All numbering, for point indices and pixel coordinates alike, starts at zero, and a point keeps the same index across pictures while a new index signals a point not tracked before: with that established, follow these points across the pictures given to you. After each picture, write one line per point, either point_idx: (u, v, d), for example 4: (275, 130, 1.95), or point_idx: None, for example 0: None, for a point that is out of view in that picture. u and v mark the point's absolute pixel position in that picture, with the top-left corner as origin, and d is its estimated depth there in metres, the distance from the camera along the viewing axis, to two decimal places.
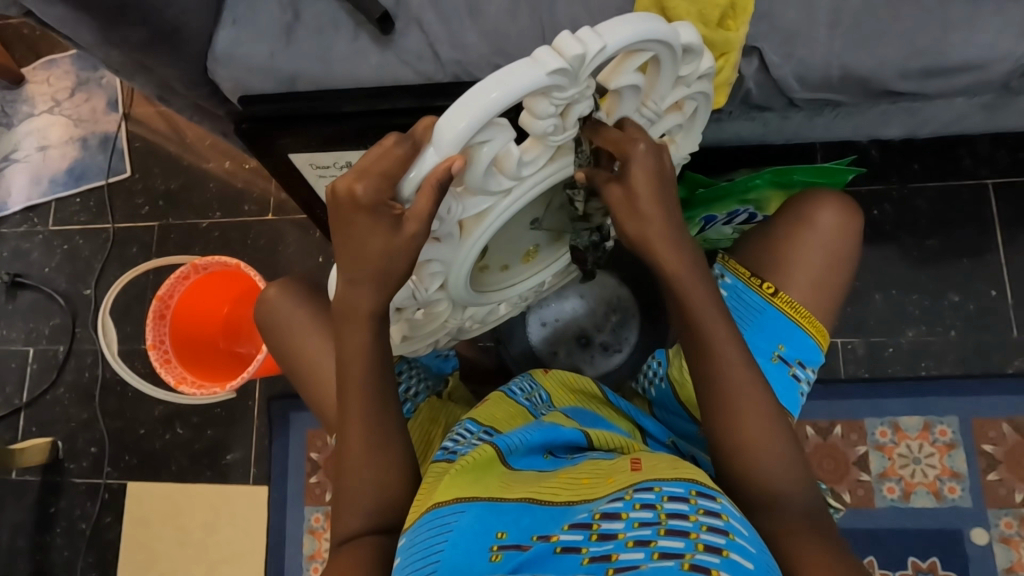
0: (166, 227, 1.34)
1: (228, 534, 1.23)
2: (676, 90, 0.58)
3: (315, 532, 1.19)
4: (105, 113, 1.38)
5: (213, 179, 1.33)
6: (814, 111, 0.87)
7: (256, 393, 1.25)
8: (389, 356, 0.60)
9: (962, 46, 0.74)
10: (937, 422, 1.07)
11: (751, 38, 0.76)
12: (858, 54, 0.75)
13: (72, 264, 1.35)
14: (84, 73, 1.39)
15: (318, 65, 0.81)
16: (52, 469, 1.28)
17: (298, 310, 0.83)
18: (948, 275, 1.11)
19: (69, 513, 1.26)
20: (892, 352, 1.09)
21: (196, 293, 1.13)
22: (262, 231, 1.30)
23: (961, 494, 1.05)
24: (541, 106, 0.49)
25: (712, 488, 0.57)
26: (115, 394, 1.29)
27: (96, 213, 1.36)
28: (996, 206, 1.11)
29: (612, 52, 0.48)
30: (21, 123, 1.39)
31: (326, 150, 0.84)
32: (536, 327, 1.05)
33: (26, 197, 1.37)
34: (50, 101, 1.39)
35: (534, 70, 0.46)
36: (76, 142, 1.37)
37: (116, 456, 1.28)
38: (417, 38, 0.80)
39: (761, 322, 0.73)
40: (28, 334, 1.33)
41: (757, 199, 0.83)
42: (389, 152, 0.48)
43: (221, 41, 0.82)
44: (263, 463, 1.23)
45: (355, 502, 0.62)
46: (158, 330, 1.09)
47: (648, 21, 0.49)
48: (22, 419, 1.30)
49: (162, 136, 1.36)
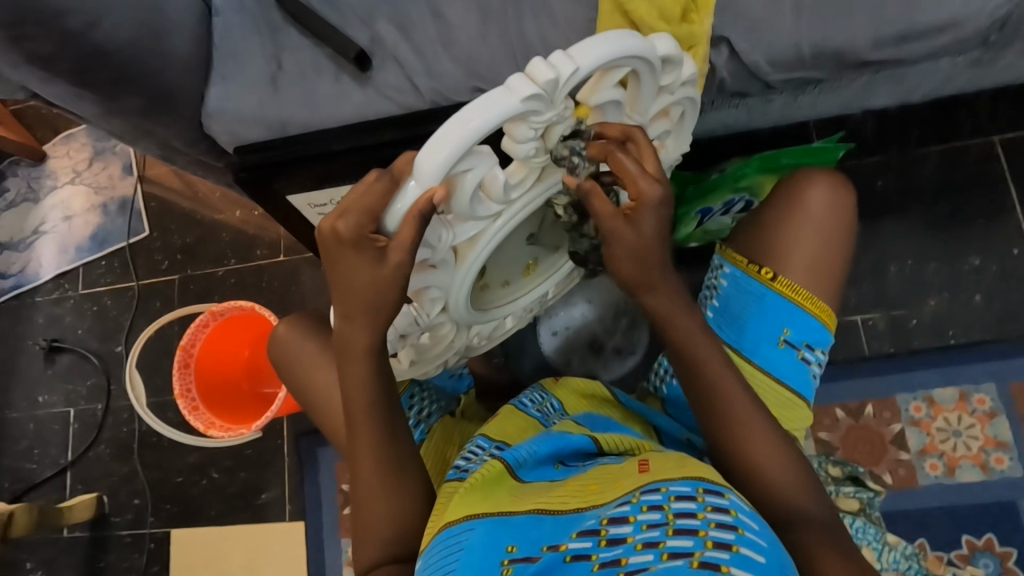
0: (186, 280, 1.39)
1: (270, 573, 1.24)
2: (660, 99, 0.58)
3: (353, 564, 1.20)
4: (121, 178, 1.45)
5: (225, 228, 1.39)
6: (795, 91, 0.86)
7: (284, 431, 1.28)
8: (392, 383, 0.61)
9: (933, 7, 0.73)
10: (974, 392, 1.03)
11: (719, 28, 0.77)
12: (827, 30, 0.75)
13: (102, 324, 1.41)
14: (99, 143, 1.47)
15: (305, 110, 0.84)
16: (99, 523, 1.32)
17: (309, 346, 0.85)
18: (965, 239, 1.07)
19: (119, 565, 1.30)
20: (915, 324, 1.06)
21: (216, 340, 1.17)
22: (275, 272, 1.35)
23: (1009, 464, 1.00)
24: (520, 130, 0.49)
25: (720, 485, 0.57)
26: (152, 445, 1.34)
27: (120, 273, 1.42)
28: (1005, 162, 1.08)
29: (586, 72, 0.48)
30: (46, 197, 1.48)
31: (321, 189, 0.88)
32: (548, 337, 1.06)
33: (55, 266, 1.44)
34: (70, 173, 1.47)
35: (507, 97, 0.46)
36: (97, 209, 1.45)
37: (157, 505, 1.31)
38: (394, 71, 0.83)
39: (763, 309, 0.73)
40: (67, 395, 1.39)
41: (750, 186, 0.85)
42: (371, 188, 0.50)
43: (213, 98, 0.87)
44: (297, 499, 1.25)
45: (374, 531, 0.62)
46: (184, 379, 1.13)
47: (622, 38, 0.49)
48: (69, 477, 1.36)
49: (175, 193, 1.43)
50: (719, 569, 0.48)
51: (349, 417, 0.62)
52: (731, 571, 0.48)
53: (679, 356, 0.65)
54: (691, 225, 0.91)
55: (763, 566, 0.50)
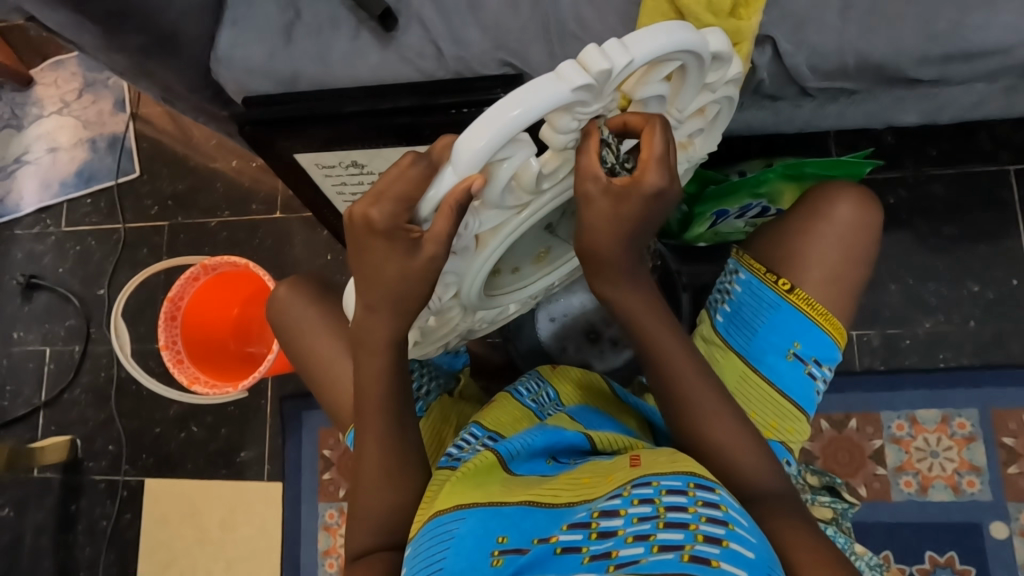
0: (176, 228, 1.35)
1: (245, 530, 1.24)
2: (701, 97, 0.55)
3: (329, 528, 1.20)
4: (112, 114, 1.38)
5: (220, 178, 1.33)
6: (828, 100, 0.84)
7: (267, 393, 1.26)
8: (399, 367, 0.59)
9: (982, 28, 0.71)
10: (956, 415, 1.05)
11: (763, 27, 0.74)
12: (874, 41, 0.73)
13: (85, 265, 1.36)
14: (90, 75, 1.40)
15: (320, 66, 0.80)
16: (72, 467, 1.30)
17: (306, 312, 0.83)
18: (968, 265, 1.08)
19: (90, 510, 1.29)
20: (909, 344, 1.07)
21: (205, 294, 1.14)
22: (270, 229, 1.30)
23: (980, 487, 1.03)
24: (562, 120, 0.47)
25: (710, 480, 0.56)
26: (130, 394, 1.31)
27: (107, 215, 1.37)
28: (1017, 191, 1.08)
29: (639, 65, 0.46)
30: (30, 126, 1.40)
31: (331, 150, 0.84)
32: (545, 322, 1.04)
33: (38, 199, 1.38)
34: (58, 103, 1.40)
35: (557, 86, 0.44)
36: (85, 144, 1.38)
37: (133, 454, 1.30)
38: (418, 34, 0.79)
39: (776, 319, 0.72)
40: (44, 335, 1.35)
41: (770, 193, 0.83)
42: (405, 174, 0.47)
43: (223, 43, 0.82)
44: (276, 460, 1.24)
45: (365, 516, 0.62)
46: (170, 331, 1.10)
47: (678, 31, 0.46)
48: (42, 418, 1.33)
49: (169, 136, 1.36)
50: (709, 564, 0.48)
51: (355, 403, 0.61)
52: (721, 566, 0.48)
53: (684, 360, 0.64)
54: (705, 225, 0.90)
55: (753, 562, 0.49)
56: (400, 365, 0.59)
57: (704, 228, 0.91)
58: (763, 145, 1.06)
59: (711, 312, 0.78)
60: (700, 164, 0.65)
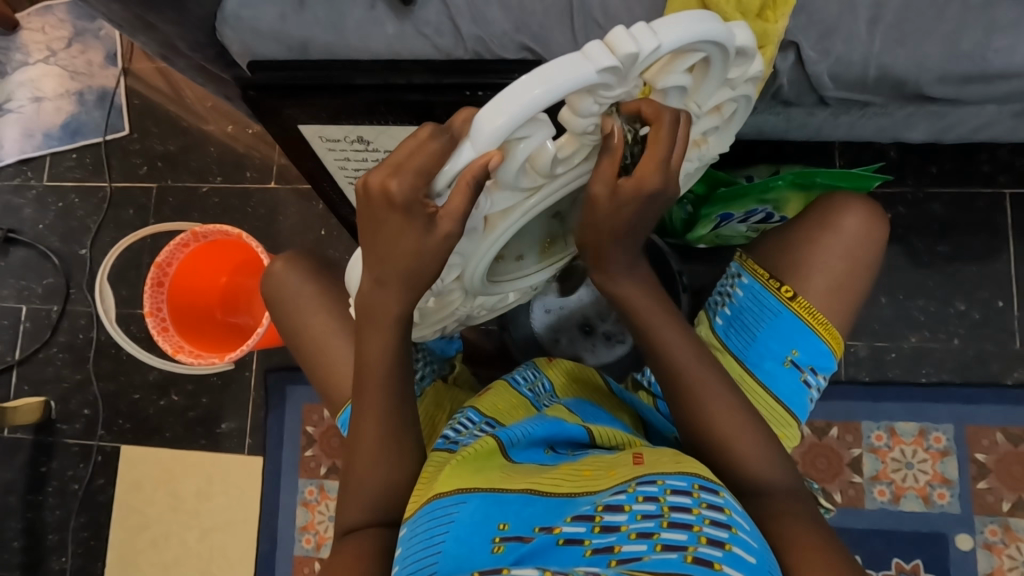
0: (165, 191, 1.30)
1: (222, 501, 1.23)
2: (721, 92, 0.54)
3: (308, 505, 1.19)
4: (102, 67, 1.32)
5: (214, 142, 1.29)
6: (843, 110, 0.84)
7: (253, 364, 1.24)
8: (405, 351, 0.58)
9: (1003, 51, 0.72)
10: (933, 429, 1.07)
11: (789, 32, 0.73)
12: (897, 55, 0.73)
13: (67, 222, 1.31)
14: (80, 23, 1.33)
15: (334, 34, 0.77)
16: (44, 428, 1.27)
17: (303, 286, 0.82)
18: (957, 283, 1.10)
19: (62, 473, 1.26)
20: (894, 357, 1.09)
21: (194, 261, 1.11)
22: (263, 199, 1.27)
23: (949, 500, 1.06)
24: (583, 103, 0.46)
25: (715, 483, 0.57)
26: (110, 358, 1.28)
27: (92, 171, 1.32)
28: (1011, 214, 1.10)
29: (665, 52, 0.45)
30: (15, 72, 1.34)
31: (337, 124, 0.82)
32: (540, 313, 1.04)
33: (19, 150, 1.33)
34: (45, 50, 1.33)
35: (583, 65, 0.42)
36: (72, 96, 1.32)
37: (110, 419, 1.27)
38: (437, 8, 0.77)
39: (777, 324, 0.73)
40: (20, 292, 1.31)
41: (777, 200, 0.83)
42: (423, 147, 0.45)
43: (231, 1, 0.78)
44: (258, 434, 1.23)
45: (359, 493, 0.62)
46: (156, 297, 1.06)
47: (705, 21, 0.45)
48: (15, 376, 1.29)
49: (162, 95, 1.31)
50: (712, 566, 0.49)
51: (359, 380, 0.60)
52: (724, 568, 0.49)
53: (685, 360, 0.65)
54: (708, 227, 0.90)
55: (754, 566, 0.50)
56: (405, 346, 0.58)
57: (708, 230, 0.91)
58: (769, 151, 1.06)
59: (710, 313, 0.77)
60: (711, 164, 0.65)
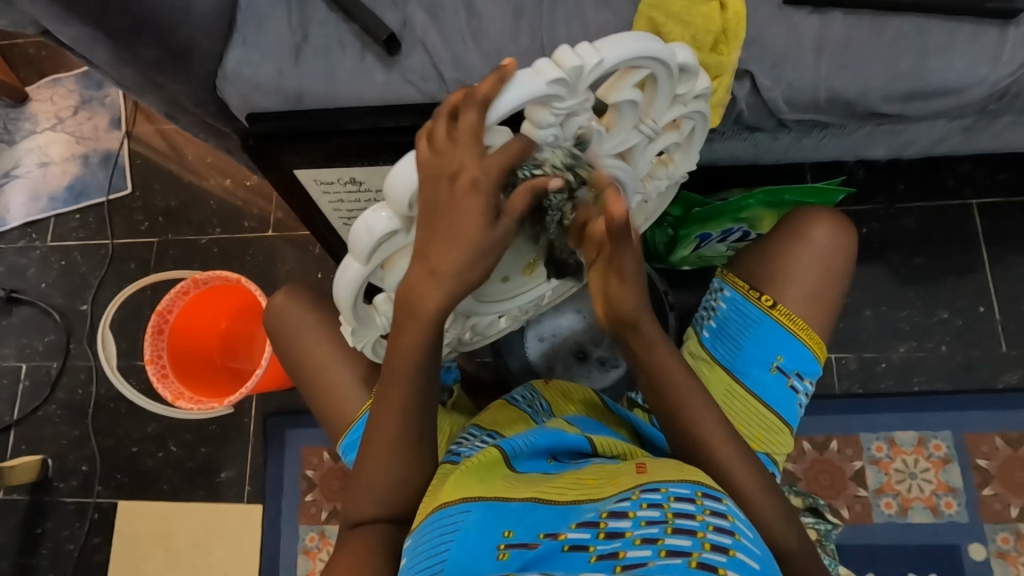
0: (165, 244, 1.35)
1: (221, 552, 1.20)
2: (673, 108, 0.62)
3: (309, 553, 1.17)
4: (107, 131, 1.39)
5: (213, 197, 1.35)
6: (804, 131, 0.90)
7: (251, 410, 1.24)
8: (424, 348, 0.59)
9: (940, 71, 0.79)
10: (932, 437, 1.08)
11: (743, 62, 0.80)
12: (843, 78, 0.79)
13: (70, 279, 1.35)
14: (87, 92, 1.42)
15: (326, 85, 0.84)
16: (40, 487, 1.25)
17: (303, 322, 0.84)
18: (937, 293, 1.13)
19: (56, 532, 1.24)
20: (885, 368, 1.11)
21: (193, 308, 1.13)
22: (260, 247, 1.31)
23: (957, 509, 1.05)
24: (541, 115, 0.54)
25: (718, 490, 0.58)
26: (108, 411, 1.28)
27: (96, 229, 1.36)
28: (980, 223, 1.15)
29: (609, 66, 0.52)
30: (23, 140, 1.41)
31: (331, 167, 0.86)
32: (534, 342, 1.06)
33: (25, 214, 1.37)
34: (53, 118, 1.41)
35: (534, 79, 0.51)
36: (77, 159, 1.39)
37: (108, 474, 1.25)
38: (420, 59, 0.84)
39: (760, 333, 0.76)
40: (21, 350, 1.32)
41: (750, 219, 0.90)
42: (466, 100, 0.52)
43: (231, 62, 0.85)
44: (258, 481, 1.22)
45: (371, 484, 0.62)
46: (156, 345, 1.08)
47: (644, 40, 0.53)
48: (12, 436, 1.29)
49: (163, 154, 1.38)
50: (716, 571, 0.49)
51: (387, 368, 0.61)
52: (728, 574, 0.49)
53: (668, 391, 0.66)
54: (689, 249, 0.97)
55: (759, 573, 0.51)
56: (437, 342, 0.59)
57: (688, 251, 0.97)
58: (742, 176, 1.12)
59: (697, 328, 0.80)
60: (681, 181, 0.73)
